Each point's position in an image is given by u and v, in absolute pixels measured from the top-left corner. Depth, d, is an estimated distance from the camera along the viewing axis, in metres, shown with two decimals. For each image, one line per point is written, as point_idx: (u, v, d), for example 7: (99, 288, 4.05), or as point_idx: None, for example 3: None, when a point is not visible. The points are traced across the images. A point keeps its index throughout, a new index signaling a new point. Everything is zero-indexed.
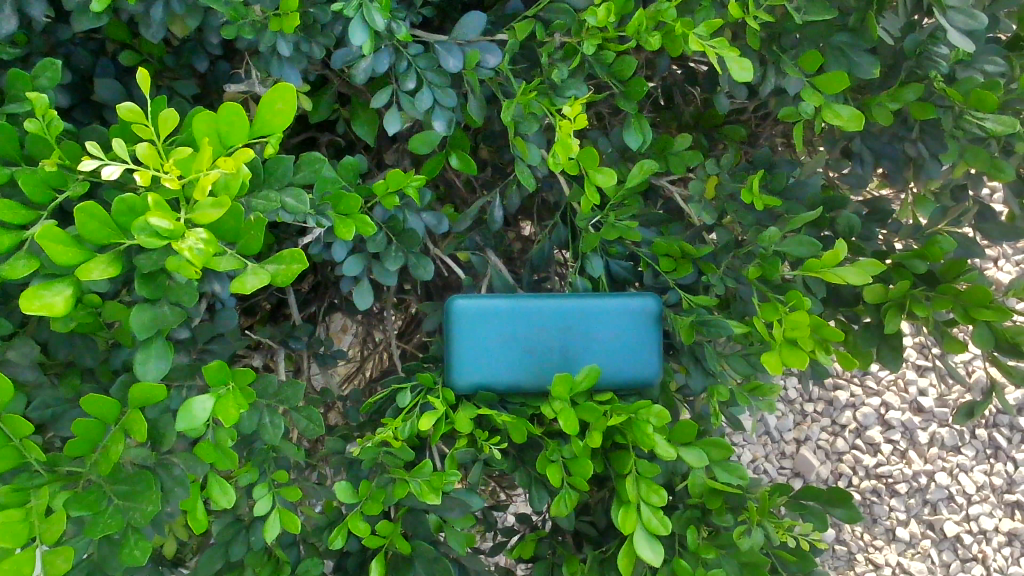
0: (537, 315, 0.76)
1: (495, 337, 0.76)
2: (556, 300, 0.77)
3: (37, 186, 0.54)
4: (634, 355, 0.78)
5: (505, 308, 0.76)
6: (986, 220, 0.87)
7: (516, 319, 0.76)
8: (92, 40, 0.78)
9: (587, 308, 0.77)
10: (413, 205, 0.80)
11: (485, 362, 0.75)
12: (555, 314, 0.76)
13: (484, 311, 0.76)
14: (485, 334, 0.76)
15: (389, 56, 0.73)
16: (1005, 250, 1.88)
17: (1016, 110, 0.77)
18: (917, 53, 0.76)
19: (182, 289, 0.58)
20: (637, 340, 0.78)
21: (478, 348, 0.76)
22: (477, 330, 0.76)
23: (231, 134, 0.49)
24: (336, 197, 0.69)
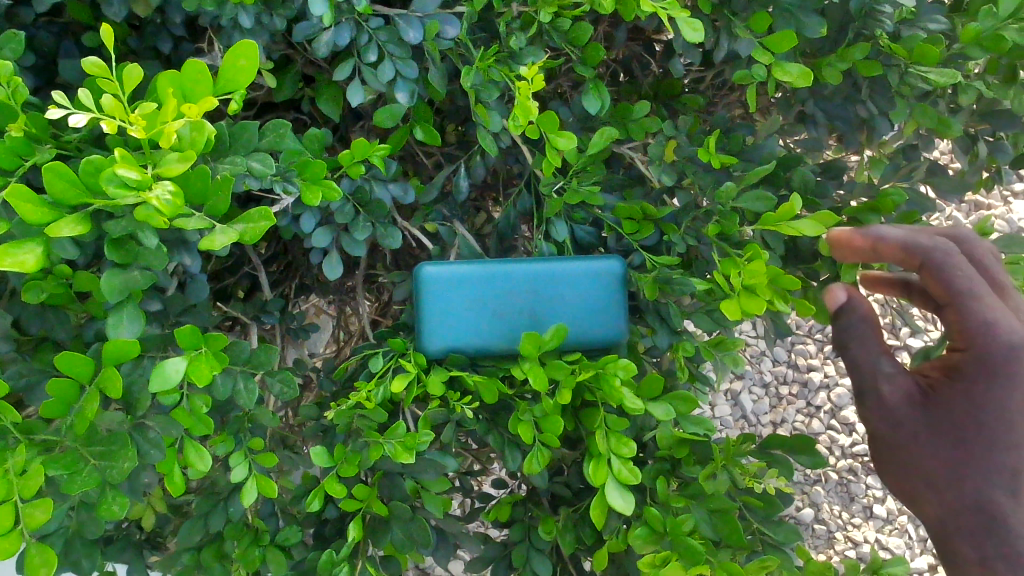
0: (502, 281, 0.78)
1: (464, 303, 0.78)
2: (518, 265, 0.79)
3: (6, 152, 0.55)
4: (599, 316, 0.79)
5: (473, 273, 0.78)
6: (937, 176, 0.90)
7: (482, 284, 0.78)
8: (54, 23, 0.78)
9: (549, 273, 0.79)
10: (379, 176, 0.82)
11: (454, 326, 0.77)
12: (519, 278, 0.78)
13: (452, 274, 0.78)
14: (454, 298, 0.78)
15: (350, 29, 0.74)
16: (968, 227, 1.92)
17: (959, 65, 0.80)
18: (862, 13, 0.78)
19: (151, 253, 0.59)
20: (604, 301, 0.80)
21: (447, 312, 0.78)
22: (447, 293, 0.78)
23: (195, 91, 0.50)
24: (302, 164, 0.70)
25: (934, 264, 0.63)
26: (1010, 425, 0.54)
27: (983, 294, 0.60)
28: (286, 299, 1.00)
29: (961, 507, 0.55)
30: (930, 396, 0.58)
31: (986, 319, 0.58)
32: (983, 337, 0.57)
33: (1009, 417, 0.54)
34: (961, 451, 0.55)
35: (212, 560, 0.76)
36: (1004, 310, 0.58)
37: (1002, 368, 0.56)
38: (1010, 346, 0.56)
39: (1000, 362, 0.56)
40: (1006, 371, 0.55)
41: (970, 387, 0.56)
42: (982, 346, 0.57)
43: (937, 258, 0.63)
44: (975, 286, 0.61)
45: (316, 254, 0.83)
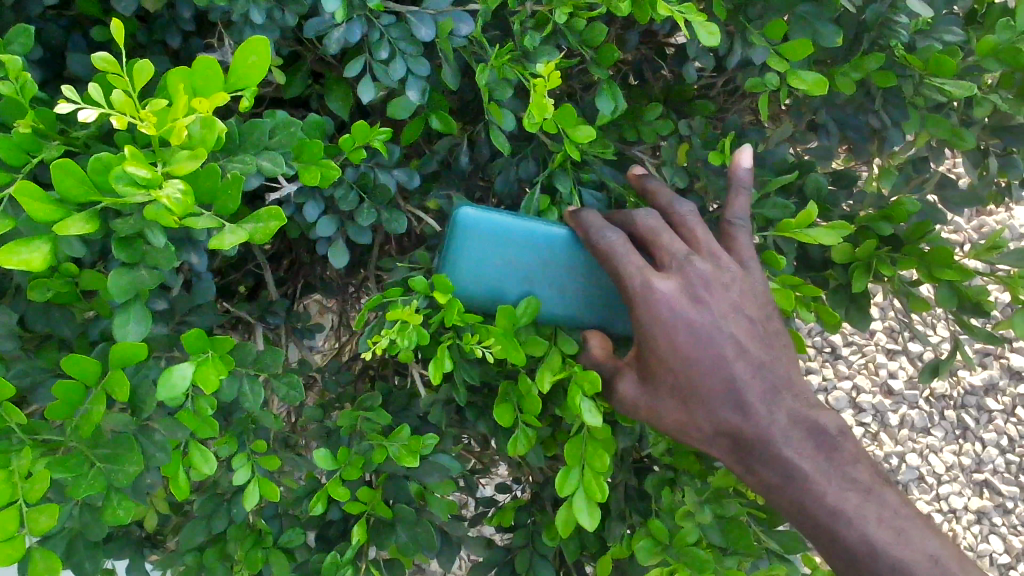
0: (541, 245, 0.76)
1: (496, 256, 0.75)
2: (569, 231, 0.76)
3: (14, 149, 0.54)
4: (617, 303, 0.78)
5: (517, 231, 0.75)
6: (947, 188, 0.90)
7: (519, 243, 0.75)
8: (62, 16, 0.77)
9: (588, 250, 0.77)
10: (383, 162, 0.79)
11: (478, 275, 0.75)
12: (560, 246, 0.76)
13: (495, 226, 0.75)
14: (488, 249, 0.75)
15: (362, 25, 0.73)
16: (971, 234, 1.93)
17: (974, 78, 0.80)
18: (879, 23, 0.78)
19: (159, 253, 0.58)
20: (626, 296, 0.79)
21: (478, 258, 0.75)
22: (483, 243, 0.75)
23: (205, 86, 0.49)
24: (298, 146, 0.67)
25: (696, 242, 0.72)
26: (707, 409, 0.66)
27: (680, 285, 0.69)
28: (290, 298, 1.00)
29: (728, 460, 0.67)
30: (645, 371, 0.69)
31: (653, 300, 0.68)
32: (647, 312, 0.68)
33: (708, 406, 0.66)
34: (687, 417, 0.67)
35: (214, 561, 0.76)
36: (707, 316, 0.68)
37: (663, 369, 0.68)
38: (709, 358, 0.67)
39: (676, 370, 0.67)
40: (678, 373, 0.67)
41: (674, 383, 0.67)
42: (653, 343, 0.68)
43: (665, 255, 0.71)
44: (704, 288, 0.69)
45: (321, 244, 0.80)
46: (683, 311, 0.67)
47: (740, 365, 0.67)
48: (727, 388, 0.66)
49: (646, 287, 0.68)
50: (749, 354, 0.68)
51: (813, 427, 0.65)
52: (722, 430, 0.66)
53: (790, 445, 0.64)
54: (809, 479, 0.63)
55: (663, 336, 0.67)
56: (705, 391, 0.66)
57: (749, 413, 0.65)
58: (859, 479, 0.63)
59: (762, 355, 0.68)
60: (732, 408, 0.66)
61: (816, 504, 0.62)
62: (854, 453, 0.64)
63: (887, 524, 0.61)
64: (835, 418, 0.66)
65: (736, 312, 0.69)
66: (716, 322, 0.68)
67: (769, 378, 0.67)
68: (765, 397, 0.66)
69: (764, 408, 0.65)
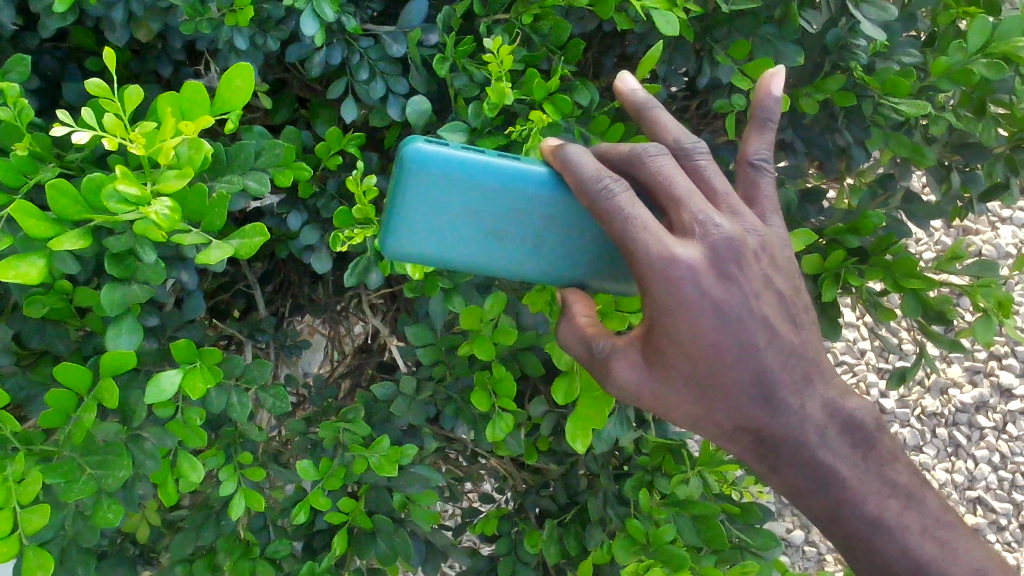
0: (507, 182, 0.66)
1: (451, 199, 0.65)
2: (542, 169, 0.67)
3: (12, 171, 0.57)
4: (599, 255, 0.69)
5: (472, 167, 0.65)
6: (912, 203, 0.94)
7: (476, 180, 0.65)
8: (59, 47, 0.81)
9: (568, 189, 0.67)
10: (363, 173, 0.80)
11: (426, 220, 0.64)
12: (532, 185, 0.66)
13: (440, 161, 0.64)
14: (437, 188, 0.64)
15: (342, 49, 0.77)
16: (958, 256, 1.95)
17: (931, 97, 0.83)
18: (839, 46, 0.82)
19: (149, 267, 0.61)
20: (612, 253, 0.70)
21: (427, 200, 0.64)
22: (429, 182, 0.64)
23: (192, 109, 0.52)
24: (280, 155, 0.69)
25: (715, 200, 0.65)
26: (732, 403, 0.63)
27: (704, 257, 0.62)
28: (280, 318, 1.02)
29: (750, 452, 0.66)
30: (654, 352, 0.63)
31: (675, 274, 0.60)
32: (666, 286, 0.60)
33: (734, 398, 0.63)
34: (704, 407, 0.64)
35: (204, 572, 0.77)
36: (734, 298, 0.62)
37: (683, 358, 0.62)
38: (739, 348, 0.63)
39: (699, 359, 0.62)
40: (702, 364, 0.62)
41: (693, 374, 0.63)
42: (671, 325, 0.62)
43: (684, 214, 0.63)
44: (730, 261, 0.63)
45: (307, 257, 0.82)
46: (710, 295, 0.61)
47: (770, 354, 0.63)
48: (755, 380, 0.63)
49: (667, 260, 0.60)
50: (779, 338, 0.64)
51: (848, 424, 0.65)
52: (748, 426, 0.64)
53: (827, 448, 0.64)
54: (846, 485, 0.64)
55: (686, 321, 0.61)
56: (731, 383, 0.63)
57: (779, 408, 0.63)
58: (899, 482, 0.65)
59: (792, 339, 0.65)
60: (762, 405, 0.63)
61: (855, 515, 0.64)
62: (889, 450, 0.66)
63: (927, 532, 0.64)
64: (868, 409, 0.66)
65: (763, 287, 0.64)
66: (744, 305, 0.63)
67: (799, 365, 0.64)
68: (793, 391, 0.64)
69: (796, 404, 0.64)
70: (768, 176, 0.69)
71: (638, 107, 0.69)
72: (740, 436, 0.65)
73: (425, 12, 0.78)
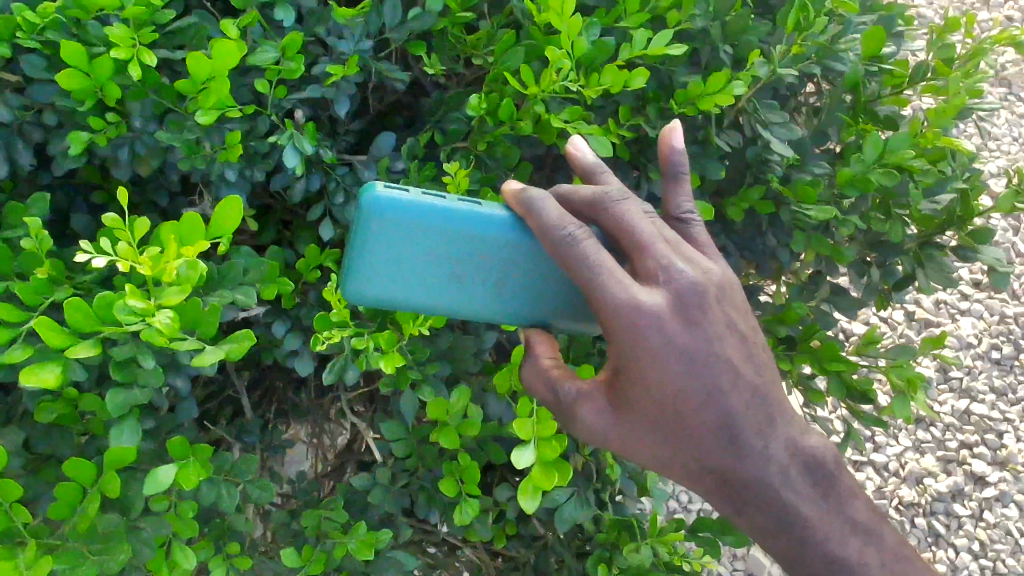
0: (466, 226, 0.74)
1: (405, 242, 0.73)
2: (498, 214, 0.76)
3: (32, 292, 0.66)
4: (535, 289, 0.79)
5: (425, 213, 0.73)
6: (839, 296, 1.04)
7: (437, 224, 0.73)
8: (68, 182, 0.91)
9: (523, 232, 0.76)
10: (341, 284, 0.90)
11: (384, 262, 0.73)
12: (487, 229, 0.75)
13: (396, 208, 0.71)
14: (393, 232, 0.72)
15: (321, 177, 0.88)
16: None
17: (841, 202, 0.95)
18: (757, 161, 0.93)
19: (149, 372, 0.69)
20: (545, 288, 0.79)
21: (384, 243, 0.72)
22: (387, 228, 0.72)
23: (191, 234, 0.62)
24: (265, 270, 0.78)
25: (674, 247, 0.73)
26: (696, 443, 0.72)
27: (669, 304, 0.70)
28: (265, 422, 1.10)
29: (712, 485, 0.74)
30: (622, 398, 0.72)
31: (645, 324, 0.68)
32: (635, 335, 0.68)
33: (700, 438, 0.71)
34: (672, 446, 0.72)
35: None
36: (698, 344, 0.70)
37: (651, 403, 0.70)
38: (705, 391, 0.71)
39: (669, 402, 0.70)
40: (670, 409, 0.71)
41: (661, 418, 0.71)
42: (641, 372, 0.69)
43: (649, 264, 0.71)
44: (693, 309, 0.71)
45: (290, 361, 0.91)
46: (677, 343, 0.69)
47: (732, 396, 0.72)
48: (720, 421, 0.71)
49: (637, 311, 0.68)
50: (740, 378, 0.72)
51: (807, 460, 0.74)
52: (715, 466, 0.72)
53: (789, 486, 0.73)
54: (809, 523, 0.73)
55: (657, 368, 0.69)
56: (699, 424, 0.71)
57: (739, 446, 0.72)
58: (855, 518, 0.75)
59: (752, 379, 0.73)
60: (727, 445, 0.72)
61: (817, 551, 0.74)
62: (846, 485, 0.76)
63: (885, 565, 0.76)
64: (821, 444, 0.76)
65: (724, 331, 0.72)
66: (708, 349, 0.71)
67: (757, 403, 0.73)
68: (751, 429, 0.72)
69: (758, 444, 0.72)
70: (698, 226, 0.79)
71: (588, 170, 0.77)
72: (704, 471, 0.73)
73: (392, 143, 0.89)
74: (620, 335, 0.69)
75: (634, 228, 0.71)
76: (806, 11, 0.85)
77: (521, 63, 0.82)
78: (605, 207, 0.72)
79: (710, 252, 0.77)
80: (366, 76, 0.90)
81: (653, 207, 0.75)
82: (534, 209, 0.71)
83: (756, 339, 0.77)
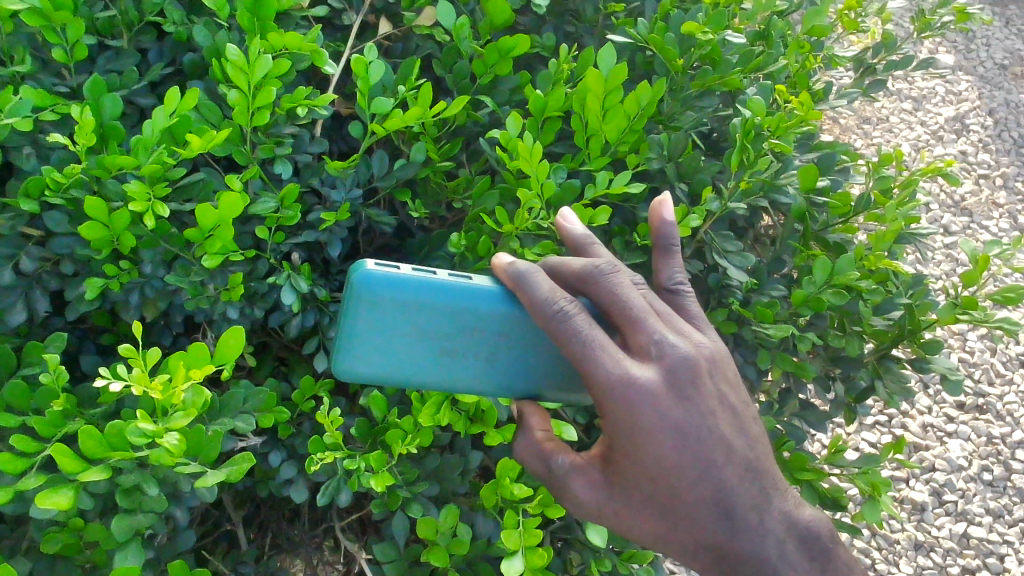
0: (455, 299, 0.81)
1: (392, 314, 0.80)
2: (486, 287, 0.82)
3: (48, 423, 0.71)
4: (521, 365, 0.84)
5: (412, 287, 0.79)
6: (808, 410, 1.10)
7: (426, 298, 0.80)
8: (78, 327, 0.97)
9: (511, 304, 0.82)
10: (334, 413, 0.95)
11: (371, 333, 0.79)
12: (469, 299, 0.81)
13: (384, 283, 0.78)
14: (381, 305, 0.79)
15: (315, 313, 0.95)
16: (914, 470, 2.03)
17: (798, 321, 1.02)
18: (718, 286, 1.01)
19: (154, 498, 0.74)
20: (528, 362, 0.84)
21: (372, 315, 0.79)
22: (375, 301, 0.78)
23: (198, 361, 0.68)
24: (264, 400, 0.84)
25: (664, 322, 0.79)
26: (691, 517, 0.76)
27: (661, 378, 0.75)
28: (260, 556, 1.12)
29: (709, 561, 0.78)
30: (617, 473, 0.76)
31: (638, 400, 0.73)
32: (628, 409, 0.73)
33: (697, 512, 0.76)
34: (668, 523, 0.76)
35: None
36: (691, 419, 0.75)
37: (647, 479, 0.75)
38: (700, 467, 0.75)
39: (665, 478, 0.75)
40: (665, 484, 0.75)
41: (657, 493, 0.75)
42: (637, 447, 0.74)
43: (642, 338, 0.76)
44: (685, 384, 0.76)
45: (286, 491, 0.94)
46: (671, 418, 0.74)
47: (726, 470, 0.76)
48: (715, 494, 0.76)
49: (631, 385, 0.73)
50: (732, 452, 0.77)
51: (799, 534, 0.79)
52: (712, 542, 0.76)
53: (788, 562, 0.78)
54: None
55: (652, 442, 0.74)
56: (695, 499, 0.75)
57: (734, 518, 0.76)
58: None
59: (745, 454, 0.78)
60: (722, 520, 0.76)
61: None
62: (843, 561, 0.81)
63: None
64: (813, 519, 0.81)
65: (716, 405, 0.77)
66: (700, 424, 0.76)
67: (750, 477, 0.77)
68: (744, 501, 0.77)
69: (754, 521, 0.77)
70: (690, 295, 0.85)
71: (578, 241, 0.82)
72: (700, 545, 0.77)
73: None
74: (616, 410, 0.73)
75: (625, 302, 0.76)
76: (747, 152, 0.94)
77: (496, 205, 0.92)
78: (595, 282, 0.77)
79: (703, 323, 0.83)
80: (356, 221, 0.99)
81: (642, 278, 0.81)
82: (525, 282, 0.75)
83: (747, 410, 0.81)
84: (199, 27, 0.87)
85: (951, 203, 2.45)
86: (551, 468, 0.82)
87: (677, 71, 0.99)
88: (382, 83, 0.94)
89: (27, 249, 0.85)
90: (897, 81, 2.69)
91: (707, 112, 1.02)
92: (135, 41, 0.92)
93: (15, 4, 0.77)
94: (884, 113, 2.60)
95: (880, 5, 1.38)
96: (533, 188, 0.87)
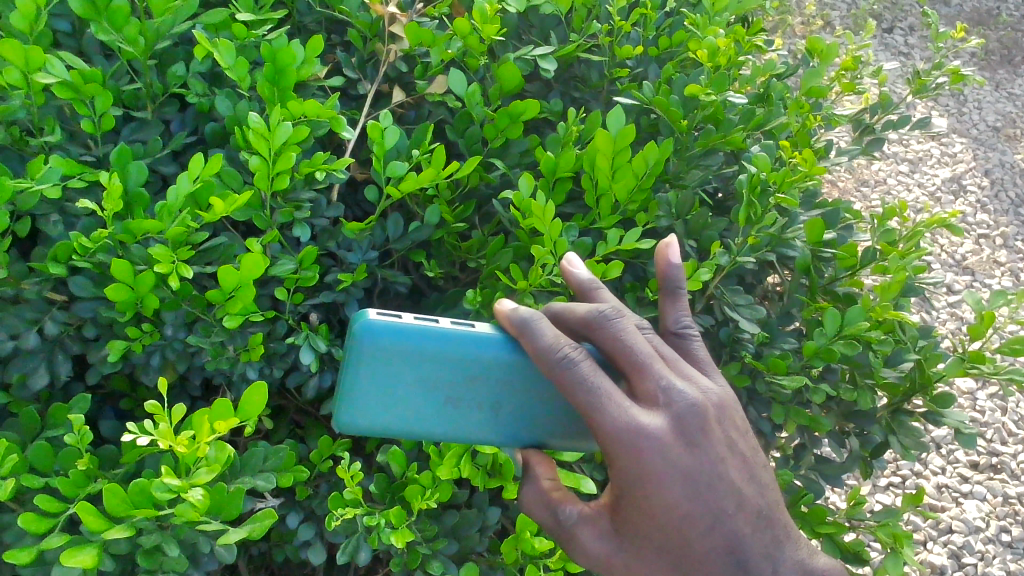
0: (459, 348, 0.82)
1: (392, 361, 0.80)
2: (490, 335, 0.83)
3: (72, 483, 0.72)
4: (518, 415, 0.84)
5: (413, 334, 0.80)
6: (824, 465, 1.10)
7: (428, 346, 0.81)
8: (97, 393, 0.98)
9: (513, 353, 0.83)
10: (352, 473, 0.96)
11: (369, 379, 0.80)
12: (470, 347, 0.82)
13: (385, 330, 0.79)
14: (381, 351, 0.80)
15: (332, 373, 0.96)
16: (930, 531, 2.01)
17: (810, 372, 1.03)
18: (730, 340, 1.03)
19: (175, 559, 0.73)
20: (524, 414, 0.85)
21: (372, 361, 0.80)
22: (375, 348, 0.79)
23: (223, 415, 0.69)
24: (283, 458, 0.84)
25: (669, 368, 0.79)
26: (704, 568, 0.76)
27: (670, 425, 0.75)
28: None
29: None
30: (626, 524, 0.77)
31: (648, 450, 0.73)
32: (636, 458, 0.73)
33: (710, 562, 0.76)
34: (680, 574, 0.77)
35: None
36: (699, 468, 0.76)
37: (658, 531, 0.75)
38: (712, 517, 0.76)
39: (677, 528, 0.75)
40: (676, 536, 0.75)
41: (669, 544, 0.75)
42: (647, 497, 0.74)
43: (649, 385, 0.76)
44: (693, 432, 0.76)
45: (304, 554, 0.94)
46: (680, 467, 0.74)
47: (737, 519, 0.77)
48: (727, 544, 0.76)
49: (640, 434, 0.73)
50: (742, 500, 0.78)
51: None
52: None
53: None
54: None
55: (664, 493, 0.74)
56: (708, 549, 0.76)
57: (746, 568, 0.77)
58: None
59: (755, 501, 0.79)
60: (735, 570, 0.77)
61: None
62: None
63: None
64: (823, 564, 0.82)
65: (725, 453, 0.78)
66: (709, 473, 0.76)
67: (761, 523, 0.78)
68: (755, 550, 0.77)
69: (767, 569, 0.78)
70: (696, 339, 0.86)
71: (583, 286, 0.83)
72: None
73: None
74: (623, 459, 0.73)
75: (631, 348, 0.77)
76: (754, 208, 0.99)
77: (510, 262, 0.94)
78: (599, 327, 0.77)
79: (710, 367, 0.85)
80: (373, 283, 1.01)
81: (646, 323, 0.83)
82: (530, 330, 0.75)
83: (753, 455, 0.82)
84: (222, 98, 0.90)
85: (952, 262, 2.47)
86: (559, 518, 0.82)
87: (683, 132, 1.03)
88: (396, 148, 0.97)
89: (51, 314, 0.86)
90: (892, 144, 2.75)
91: (711, 170, 1.05)
92: (158, 113, 0.95)
93: (46, 78, 0.80)
94: (881, 175, 2.64)
95: (873, 69, 1.43)
96: (546, 245, 0.89)
